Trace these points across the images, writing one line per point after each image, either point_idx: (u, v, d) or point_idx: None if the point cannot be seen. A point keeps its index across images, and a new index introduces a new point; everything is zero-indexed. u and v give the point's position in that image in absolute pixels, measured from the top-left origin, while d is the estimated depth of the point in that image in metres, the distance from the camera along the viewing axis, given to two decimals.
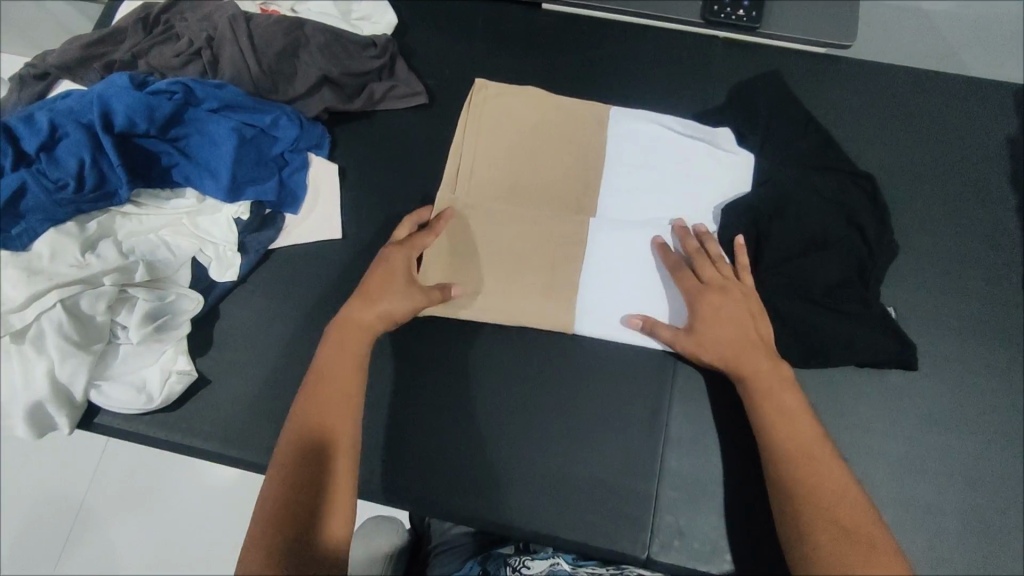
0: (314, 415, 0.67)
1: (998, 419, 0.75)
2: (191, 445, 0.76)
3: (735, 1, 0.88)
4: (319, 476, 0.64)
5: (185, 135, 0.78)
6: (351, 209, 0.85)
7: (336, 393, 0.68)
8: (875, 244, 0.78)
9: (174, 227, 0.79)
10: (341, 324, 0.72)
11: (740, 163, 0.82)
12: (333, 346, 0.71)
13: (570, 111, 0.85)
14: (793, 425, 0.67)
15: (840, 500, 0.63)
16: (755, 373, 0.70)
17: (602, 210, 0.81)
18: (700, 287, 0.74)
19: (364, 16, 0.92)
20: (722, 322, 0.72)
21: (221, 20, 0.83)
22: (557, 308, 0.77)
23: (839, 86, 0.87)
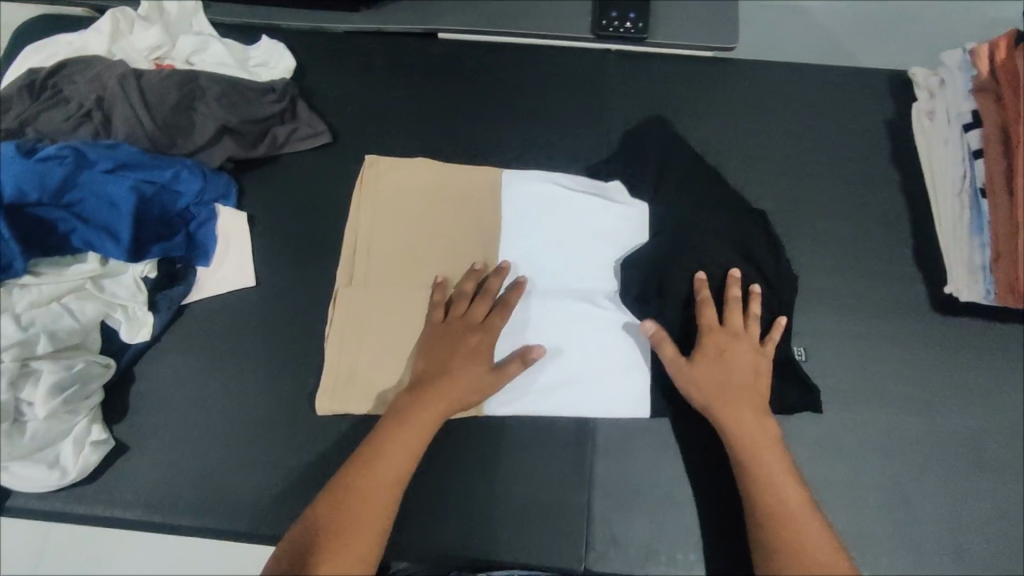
0: (366, 475, 0.68)
1: (907, 388, 0.78)
2: (112, 516, 0.75)
3: (621, 15, 0.92)
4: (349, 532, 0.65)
5: (81, 199, 0.76)
6: (262, 257, 0.85)
7: (377, 489, 0.67)
8: (775, 283, 0.80)
9: (77, 293, 0.77)
10: (394, 415, 0.72)
11: (634, 218, 0.85)
12: (377, 441, 0.70)
13: (465, 184, 0.86)
14: (776, 488, 0.68)
15: (824, 571, 0.64)
16: (742, 433, 0.70)
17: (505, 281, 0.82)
18: (717, 334, 0.75)
19: (261, 63, 0.92)
20: (728, 379, 0.73)
21: (110, 79, 0.82)
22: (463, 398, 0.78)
23: (728, 87, 0.91)
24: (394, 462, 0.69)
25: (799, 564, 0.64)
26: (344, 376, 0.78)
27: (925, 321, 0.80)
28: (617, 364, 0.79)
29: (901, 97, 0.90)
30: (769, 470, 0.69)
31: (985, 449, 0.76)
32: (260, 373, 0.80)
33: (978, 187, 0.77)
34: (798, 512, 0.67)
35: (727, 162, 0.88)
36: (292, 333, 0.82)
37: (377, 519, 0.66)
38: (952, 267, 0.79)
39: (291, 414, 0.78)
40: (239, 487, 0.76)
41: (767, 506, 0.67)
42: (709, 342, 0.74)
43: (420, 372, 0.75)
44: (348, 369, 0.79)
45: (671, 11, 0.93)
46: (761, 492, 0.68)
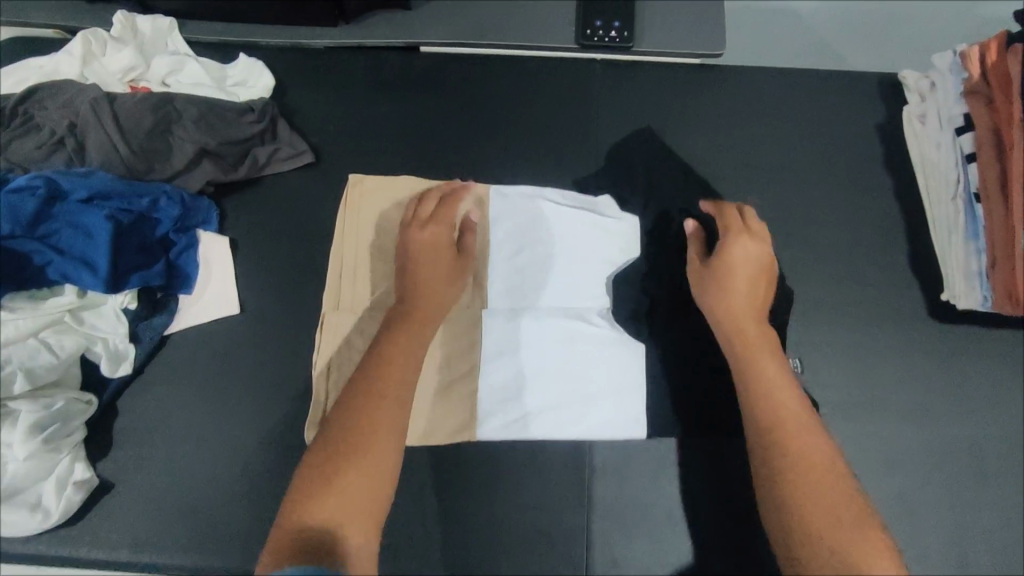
0: (384, 377, 0.69)
1: (906, 397, 0.77)
2: (97, 557, 0.73)
3: (605, 24, 0.91)
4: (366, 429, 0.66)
5: (55, 230, 0.74)
6: (246, 282, 0.83)
7: (387, 402, 0.67)
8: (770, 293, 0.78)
9: (55, 325, 0.74)
10: (398, 324, 0.74)
11: (624, 231, 0.84)
12: (385, 355, 0.71)
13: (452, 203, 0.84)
14: (771, 388, 0.69)
15: (826, 482, 0.63)
16: (749, 336, 0.72)
17: (494, 300, 0.81)
18: (734, 237, 0.76)
19: (240, 82, 0.90)
20: (736, 283, 0.74)
21: (82, 104, 0.79)
22: (457, 423, 0.77)
23: (716, 96, 0.90)
24: (403, 372, 0.70)
25: (803, 473, 0.63)
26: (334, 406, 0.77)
27: (923, 328, 0.79)
28: (613, 384, 0.78)
29: (891, 100, 0.89)
30: (767, 372, 0.70)
31: (987, 458, 0.75)
32: (246, 402, 0.78)
33: (972, 192, 0.76)
34: (799, 420, 0.66)
35: (717, 172, 0.87)
36: (278, 361, 0.80)
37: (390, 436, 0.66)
38: (949, 273, 0.78)
39: (279, 444, 0.77)
40: (229, 522, 0.74)
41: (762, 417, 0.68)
42: (731, 244, 0.76)
43: (421, 287, 0.76)
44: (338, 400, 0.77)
45: (656, 19, 0.92)
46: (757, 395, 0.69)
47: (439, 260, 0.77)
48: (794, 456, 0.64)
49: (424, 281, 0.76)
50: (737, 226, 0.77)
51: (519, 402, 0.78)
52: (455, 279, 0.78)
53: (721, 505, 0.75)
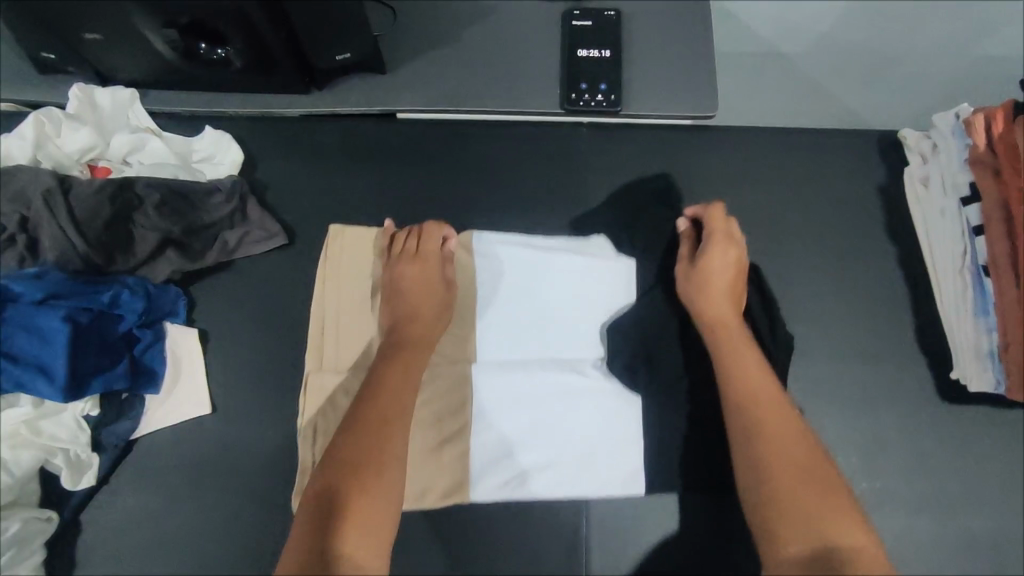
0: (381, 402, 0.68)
1: (916, 486, 0.73)
2: None
3: (591, 87, 0.86)
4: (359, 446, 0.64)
5: (9, 336, 0.69)
6: (218, 378, 0.78)
7: (395, 426, 0.67)
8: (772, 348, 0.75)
9: (11, 440, 0.69)
10: (395, 352, 0.73)
11: (620, 273, 0.80)
12: (382, 382, 0.70)
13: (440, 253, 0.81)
14: (747, 379, 0.68)
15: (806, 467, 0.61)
16: (726, 332, 0.72)
17: (484, 354, 0.78)
18: (716, 240, 0.75)
19: (206, 157, 0.85)
20: (720, 286, 0.74)
21: (35, 196, 0.74)
22: (449, 485, 0.74)
23: (708, 159, 0.86)
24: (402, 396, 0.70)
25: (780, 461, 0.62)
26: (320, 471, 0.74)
27: (932, 407, 0.75)
28: (608, 438, 0.75)
29: (892, 161, 0.85)
30: (739, 363, 0.69)
31: (1001, 549, 0.71)
32: (221, 509, 0.75)
33: (980, 266, 0.73)
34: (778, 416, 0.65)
35: None
36: (256, 462, 0.76)
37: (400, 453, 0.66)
38: (958, 351, 0.74)
39: (261, 552, 0.74)
40: None
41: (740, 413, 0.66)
42: (712, 245, 0.75)
43: (413, 323, 0.76)
44: None
45: (645, 78, 0.87)
46: (728, 387, 0.68)
47: (422, 287, 0.77)
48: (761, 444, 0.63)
49: (423, 317, 0.76)
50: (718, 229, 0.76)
51: (514, 459, 0.75)
52: (443, 315, 0.77)
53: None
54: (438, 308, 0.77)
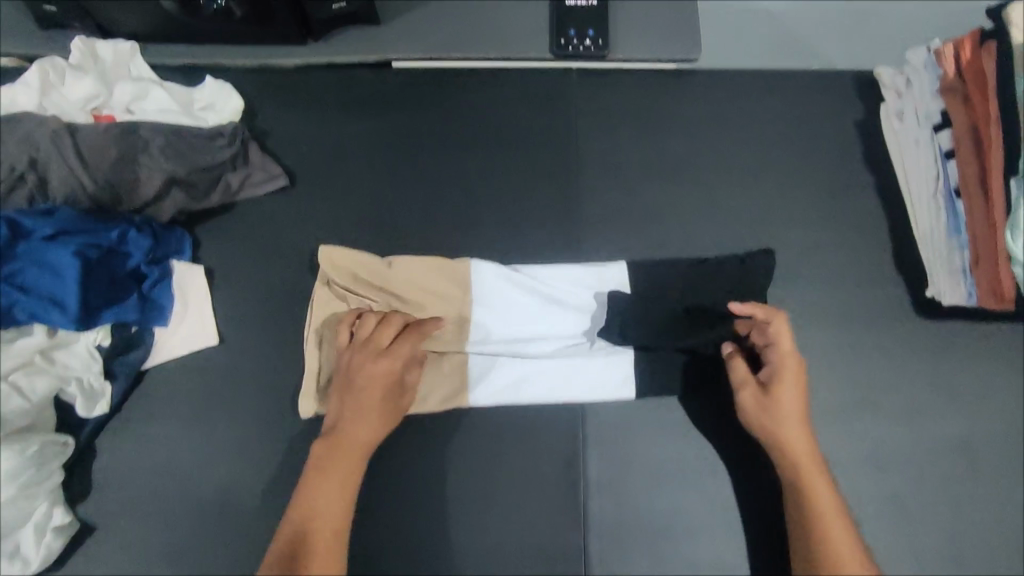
0: (313, 508, 0.67)
1: (896, 397, 0.76)
2: None
3: (580, 33, 0.89)
4: (297, 553, 0.65)
5: (21, 270, 0.71)
6: (225, 311, 0.81)
7: (317, 555, 0.65)
8: (749, 265, 0.78)
9: (26, 368, 0.71)
10: (319, 470, 0.69)
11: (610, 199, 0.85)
12: (304, 502, 0.68)
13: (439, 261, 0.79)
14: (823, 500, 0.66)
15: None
16: (796, 446, 0.68)
17: (483, 272, 0.79)
18: (787, 363, 0.69)
19: (207, 105, 0.87)
20: (795, 418, 0.68)
21: (43, 138, 0.76)
22: (449, 390, 0.76)
23: (693, 100, 0.89)
24: (335, 496, 0.68)
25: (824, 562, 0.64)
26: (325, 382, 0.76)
27: (908, 324, 0.79)
28: (603, 348, 0.77)
29: (869, 98, 0.89)
30: (815, 487, 0.66)
31: (979, 457, 0.75)
32: (230, 434, 0.77)
33: (952, 189, 0.76)
34: (833, 529, 0.65)
35: (699, 177, 0.86)
36: (263, 390, 0.79)
37: None
38: (932, 270, 0.78)
39: (266, 476, 0.76)
40: (221, 558, 0.74)
41: (811, 530, 0.66)
42: (786, 367, 0.69)
43: (352, 423, 0.70)
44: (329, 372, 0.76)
45: (631, 24, 0.90)
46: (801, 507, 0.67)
47: (371, 395, 0.70)
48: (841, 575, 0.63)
49: (357, 414, 0.70)
50: (783, 351, 0.69)
51: (511, 366, 0.76)
52: (392, 414, 0.71)
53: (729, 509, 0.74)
54: (390, 409, 0.71)
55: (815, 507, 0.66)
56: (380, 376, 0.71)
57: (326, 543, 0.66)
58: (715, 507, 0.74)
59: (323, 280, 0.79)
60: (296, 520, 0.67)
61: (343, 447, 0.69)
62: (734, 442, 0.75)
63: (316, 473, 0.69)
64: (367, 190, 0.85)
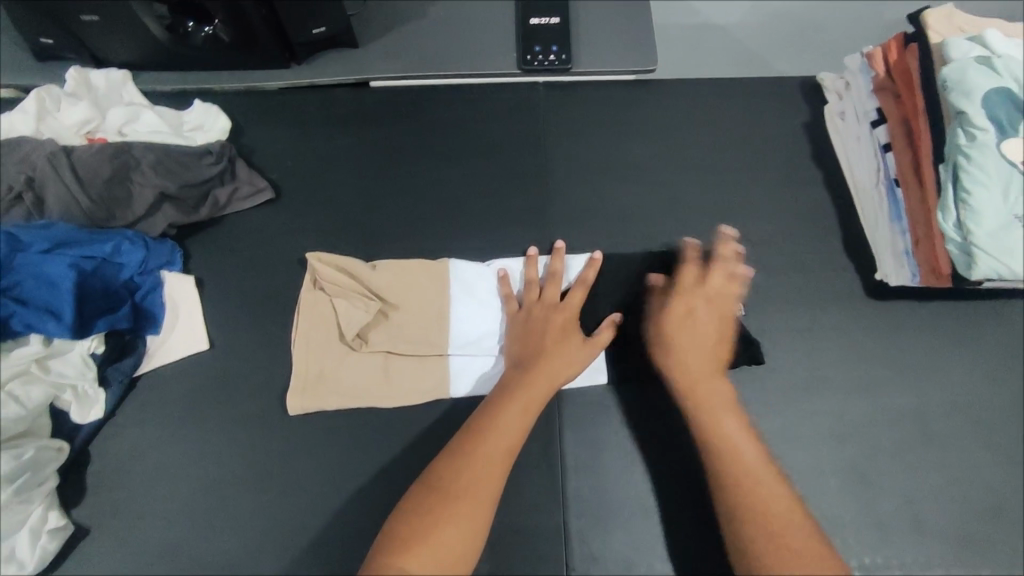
0: (502, 431, 0.69)
1: (853, 374, 0.81)
2: None
3: (544, 49, 0.97)
4: (464, 469, 0.67)
5: (20, 282, 0.75)
6: (214, 318, 0.85)
7: (486, 466, 0.67)
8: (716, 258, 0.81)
9: (22, 377, 0.74)
10: (510, 393, 0.72)
11: (579, 200, 0.90)
12: (480, 419, 0.71)
13: (419, 269, 0.84)
14: (737, 447, 0.69)
15: (772, 510, 0.65)
16: (693, 372, 0.74)
17: (461, 275, 0.84)
18: (676, 296, 0.79)
19: (196, 126, 0.92)
20: (682, 346, 0.76)
21: (39, 159, 0.81)
22: (432, 382, 0.80)
23: (652, 107, 0.96)
24: (513, 425, 0.70)
25: (747, 499, 0.66)
26: (312, 381, 0.79)
27: (860, 305, 0.84)
28: None
29: (814, 102, 0.96)
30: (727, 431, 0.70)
31: (931, 423, 0.79)
32: (217, 436, 0.79)
33: (892, 179, 0.82)
34: (754, 468, 0.68)
35: (660, 176, 0.92)
36: (249, 391, 0.81)
37: (475, 511, 0.65)
38: (881, 255, 0.83)
39: (252, 473, 0.77)
40: (210, 557, 0.74)
41: (729, 471, 0.68)
42: (674, 302, 0.78)
43: (539, 356, 0.75)
44: (318, 370, 0.80)
45: (592, 41, 0.99)
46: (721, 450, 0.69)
47: (553, 338, 0.77)
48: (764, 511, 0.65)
49: (549, 349, 0.75)
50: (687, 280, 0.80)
51: (487, 358, 0.81)
52: (573, 357, 0.75)
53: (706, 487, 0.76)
54: (570, 351, 0.75)
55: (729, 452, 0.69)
56: (541, 321, 0.78)
57: (495, 470, 0.67)
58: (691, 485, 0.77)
59: (314, 285, 0.83)
60: (469, 439, 0.69)
61: (533, 375, 0.73)
62: None
63: (509, 399, 0.71)
64: (350, 198, 0.90)
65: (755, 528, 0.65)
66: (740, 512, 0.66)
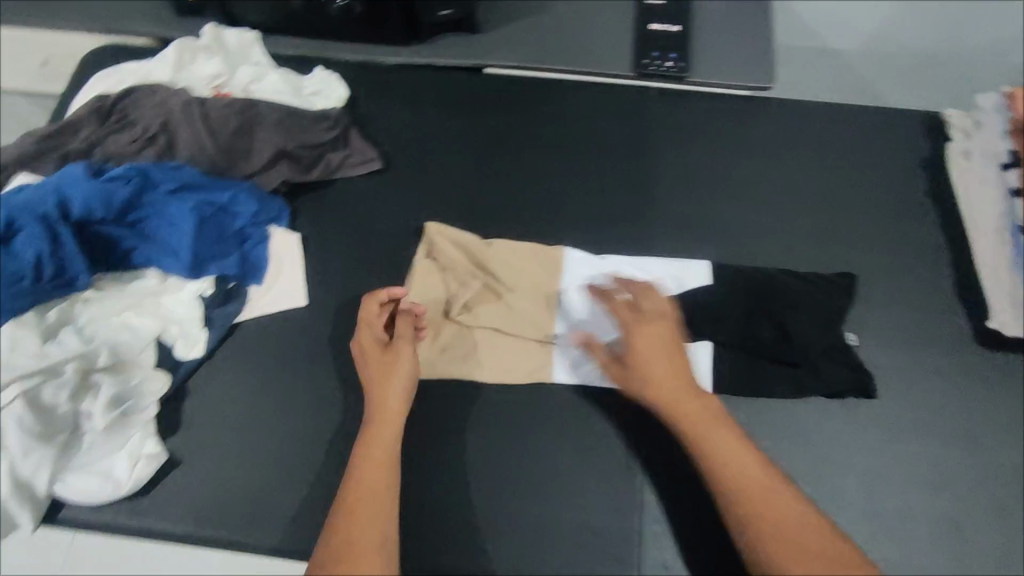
0: (373, 475, 0.67)
1: (957, 422, 0.78)
2: (150, 529, 0.75)
3: (662, 55, 0.97)
4: (348, 523, 0.64)
5: (146, 219, 0.80)
6: (314, 277, 0.87)
7: (366, 517, 0.64)
8: (834, 281, 0.84)
9: (136, 309, 0.79)
10: (364, 441, 0.70)
11: (681, 208, 0.90)
12: (352, 472, 0.68)
13: (534, 254, 0.85)
14: (739, 472, 0.65)
15: (795, 531, 0.62)
16: (676, 405, 0.70)
17: (575, 266, 0.85)
18: (632, 329, 0.74)
19: (315, 91, 0.95)
20: (648, 382, 0.72)
21: (175, 105, 0.86)
22: (533, 367, 0.80)
23: (766, 124, 0.95)
24: (377, 472, 0.68)
25: (762, 519, 0.62)
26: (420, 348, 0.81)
27: (971, 353, 0.81)
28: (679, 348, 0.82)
29: (938, 136, 0.93)
30: (726, 459, 0.66)
31: None
32: (306, 391, 0.81)
33: (1016, 225, 0.82)
34: (762, 489, 0.64)
35: (766, 194, 0.90)
36: (341, 352, 0.83)
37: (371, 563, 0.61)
38: (993, 300, 0.82)
39: (335, 432, 0.79)
40: (290, 506, 0.76)
41: (736, 497, 0.64)
42: (636, 334, 0.74)
43: (378, 392, 0.73)
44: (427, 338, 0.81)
45: (711, 51, 0.98)
46: (727, 476, 0.65)
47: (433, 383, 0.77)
48: (759, 506, 0.63)
49: (376, 386, 0.73)
50: (630, 316, 0.75)
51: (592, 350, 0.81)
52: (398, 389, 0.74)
53: None
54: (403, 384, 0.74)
55: (733, 474, 0.65)
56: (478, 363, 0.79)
57: (374, 519, 0.64)
58: None
59: (427, 255, 0.86)
60: (348, 494, 0.66)
61: (378, 420, 0.71)
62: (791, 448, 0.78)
63: (367, 447, 0.70)
64: (458, 178, 0.92)
65: (782, 551, 0.61)
66: (761, 532, 0.62)
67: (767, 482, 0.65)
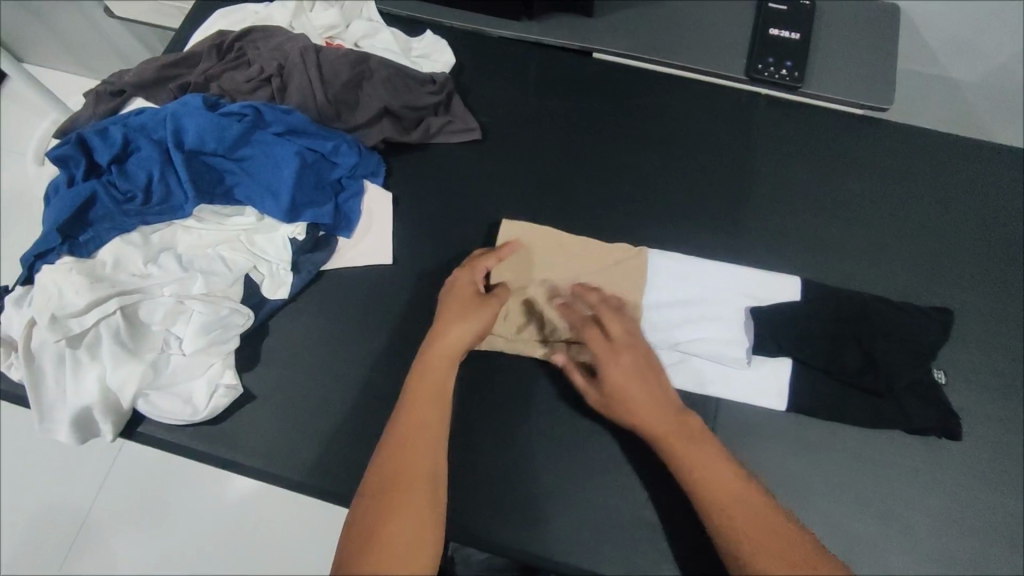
0: (427, 405, 0.67)
1: None
2: (217, 455, 0.77)
3: (778, 62, 0.94)
4: (402, 447, 0.65)
5: (251, 155, 0.81)
6: (401, 237, 0.87)
7: (419, 447, 0.65)
8: (931, 316, 0.81)
9: (231, 245, 0.81)
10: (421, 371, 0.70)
11: (778, 219, 0.88)
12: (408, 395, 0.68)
13: (616, 253, 0.84)
14: (723, 489, 0.63)
15: (776, 541, 0.59)
16: (666, 429, 0.67)
17: (656, 269, 0.84)
18: (603, 360, 0.70)
19: (424, 55, 0.96)
20: (641, 405, 0.68)
21: (292, 50, 0.87)
22: None
23: (876, 146, 0.92)
24: (433, 404, 0.68)
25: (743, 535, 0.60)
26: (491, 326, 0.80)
27: None
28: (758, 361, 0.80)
29: None
30: (711, 479, 0.63)
31: None
32: (382, 347, 0.82)
33: None
34: (746, 502, 0.62)
35: (867, 221, 0.88)
36: (420, 313, 0.83)
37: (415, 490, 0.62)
38: None
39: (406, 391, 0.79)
40: (354, 457, 0.77)
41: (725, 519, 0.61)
42: (605, 366, 0.70)
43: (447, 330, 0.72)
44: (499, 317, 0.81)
45: (829, 64, 0.95)
46: (713, 497, 0.63)
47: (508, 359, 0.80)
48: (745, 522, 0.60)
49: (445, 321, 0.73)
50: (601, 346, 0.71)
51: (669, 348, 0.81)
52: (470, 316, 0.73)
53: (853, 543, 0.74)
54: (470, 324, 0.73)
55: (708, 490, 0.63)
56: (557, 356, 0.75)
57: (425, 450, 0.65)
58: (841, 539, 0.74)
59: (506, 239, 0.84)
60: (402, 420, 0.66)
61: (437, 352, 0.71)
62: (864, 480, 0.76)
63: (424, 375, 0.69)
64: (555, 160, 0.91)
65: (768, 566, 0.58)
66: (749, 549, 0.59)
67: (747, 495, 0.62)
